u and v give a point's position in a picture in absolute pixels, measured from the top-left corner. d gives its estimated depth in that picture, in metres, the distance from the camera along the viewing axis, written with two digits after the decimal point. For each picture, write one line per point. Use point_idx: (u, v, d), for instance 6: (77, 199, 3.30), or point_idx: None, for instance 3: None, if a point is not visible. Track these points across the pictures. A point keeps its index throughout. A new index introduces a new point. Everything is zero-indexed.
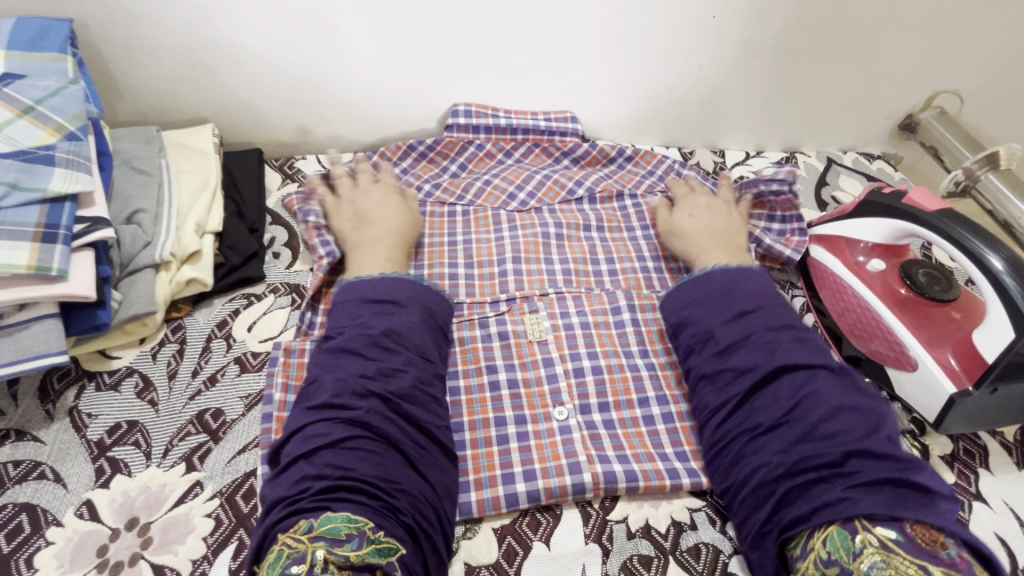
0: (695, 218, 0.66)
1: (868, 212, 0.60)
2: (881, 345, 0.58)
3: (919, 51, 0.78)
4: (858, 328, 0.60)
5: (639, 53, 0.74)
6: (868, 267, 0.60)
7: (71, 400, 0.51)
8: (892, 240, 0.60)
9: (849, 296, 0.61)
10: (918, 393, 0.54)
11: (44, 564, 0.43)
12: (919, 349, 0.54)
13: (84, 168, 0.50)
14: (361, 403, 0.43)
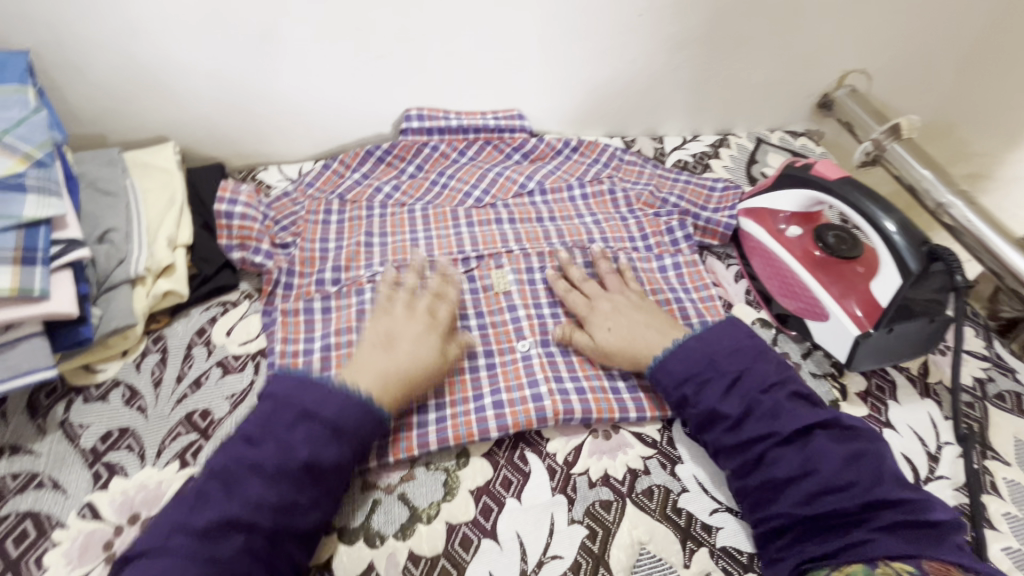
0: (614, 328, 0.60)
1: (787, 185, 0.68)
2: (801, 302, 0.65)
3: (826, 37, 0.86)
4: (783, 288, 0.67)
5: (577, 52, 0.80)
6: (788, 233, 0.68)
7: (60, 413, 0.54)
8: (807, 208, 0.68)
9: (774, 260, 0.68)
10: (832, 340, 0.62)
11: (53, 563, 0.46)
12: (831, 301, 0.62)
13: (54, 194, 0.53)
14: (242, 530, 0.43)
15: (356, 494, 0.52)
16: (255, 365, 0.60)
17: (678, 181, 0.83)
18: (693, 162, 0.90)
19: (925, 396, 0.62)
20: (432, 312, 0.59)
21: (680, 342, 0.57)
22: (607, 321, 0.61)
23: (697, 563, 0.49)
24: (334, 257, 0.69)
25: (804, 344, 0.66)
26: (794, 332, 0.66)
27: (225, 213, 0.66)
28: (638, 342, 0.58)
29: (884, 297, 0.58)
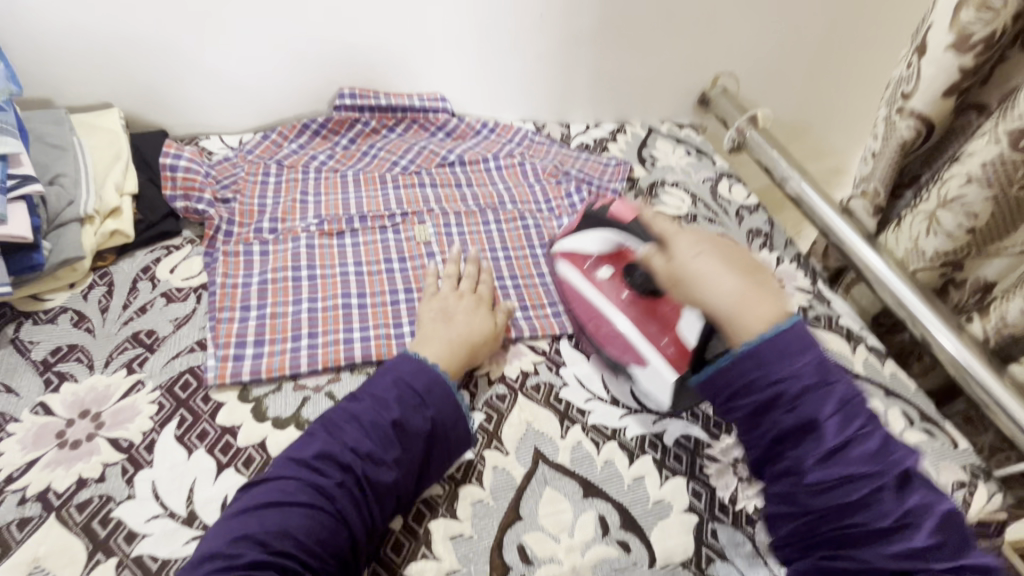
0: (705, 270, 0.51)
1: (591, 227, 0.73)
2: (616, 351, 0.66)
3: (695, 43, 1.06)
4: (601, 335, 0.68)
5: (489, 43, 0.94)
6: (600, 276, 0.70)
7: (11, 332, 0.60)
8: (614, 250, 0.70)
9: (586, 305, 0.69)
10: (652, 382, 0.64)
11: (9, 448, 0.52)
12: (647, 347, 0.64)
13: (13, 135, 0.61)
14: (336, 476, 0.49)
15: (287, 394, 0.60)
16: (197, 296, 0.67)
17: (579, 158, 0.98)
18: (593, 145, 1.05)
19: None
20: (475, 291, 0.70)
21: (781, 326, 0.46)
22: (681, 241, 0.55)
23: (570, 435, 0.61)
24: (271, 210, 0.78)
25: (625, 382, 0.66)
26: (609, 373, 0.67)
27: (170, 166, 0.74)
28: (708, 286, 0.51)
29: (692, 336, 0.61)
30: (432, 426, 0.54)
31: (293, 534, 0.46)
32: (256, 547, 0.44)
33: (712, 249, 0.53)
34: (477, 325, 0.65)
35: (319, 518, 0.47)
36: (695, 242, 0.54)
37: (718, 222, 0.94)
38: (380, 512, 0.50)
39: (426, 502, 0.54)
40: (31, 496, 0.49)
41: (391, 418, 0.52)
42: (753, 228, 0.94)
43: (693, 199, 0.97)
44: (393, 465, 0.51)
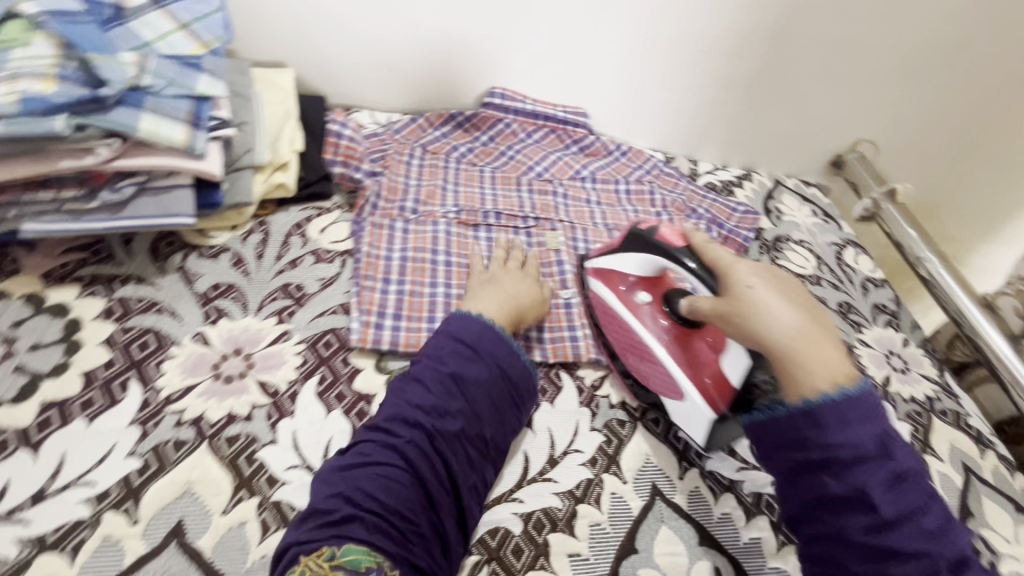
0: (755, 290, 0.51)
1: (631, 247, 0.65)
2: (645, 365, 0.63)
3: (846, 104, 1.02)
4: (627, 347, 0.65)
5: (646, 68, 0.94)
6: (636, 300, 0.65)
7: (178, 261, 0.63)
8: (653, 273, 0.65)
9: (630, 334, 0.64)
10: (688, 421, 0.60)
11: (170, 370, 0.54)
12: (684, 380, 0.60)
13: (220, 78, 0.62)
14: (405, 433, 0.50)
15: None
16: (342, 261, 0.69)
17: (707, 197, 0.97)
18: (719, 186, 1.04)
19: (885, 399, 0.75)
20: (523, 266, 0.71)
21: (850, 392, 0.46)
22: (750, 279, 0.52)
23: (688, 478, 0.59)
24: (414, 190, 0.80)
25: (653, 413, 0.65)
26: (639, 394, 0.65)
27: (336, 132, 0.77)
28: (775, 318, 0.49)
29: (733, 374, 0.56)
30: (494, 372, 0.56)
31: (379, 493, 0.46)
32: (346, 503, 0.46)
33: (773, 285, 0.51)
34: (524, 289, 0.67)
35: (393, 471, 0.48)
36: (759, 274, 0.52)
37: (843, 289, 0.90)
38: (459, 462, 0.51)
39: (546, 514, 0.54)
40: (187, 420, 0.51)
41: (449, 370, 0.54)
42: (878, 302, 0.90)
43: (818, 260, 0.94)
44: (455, 416, 0.52)
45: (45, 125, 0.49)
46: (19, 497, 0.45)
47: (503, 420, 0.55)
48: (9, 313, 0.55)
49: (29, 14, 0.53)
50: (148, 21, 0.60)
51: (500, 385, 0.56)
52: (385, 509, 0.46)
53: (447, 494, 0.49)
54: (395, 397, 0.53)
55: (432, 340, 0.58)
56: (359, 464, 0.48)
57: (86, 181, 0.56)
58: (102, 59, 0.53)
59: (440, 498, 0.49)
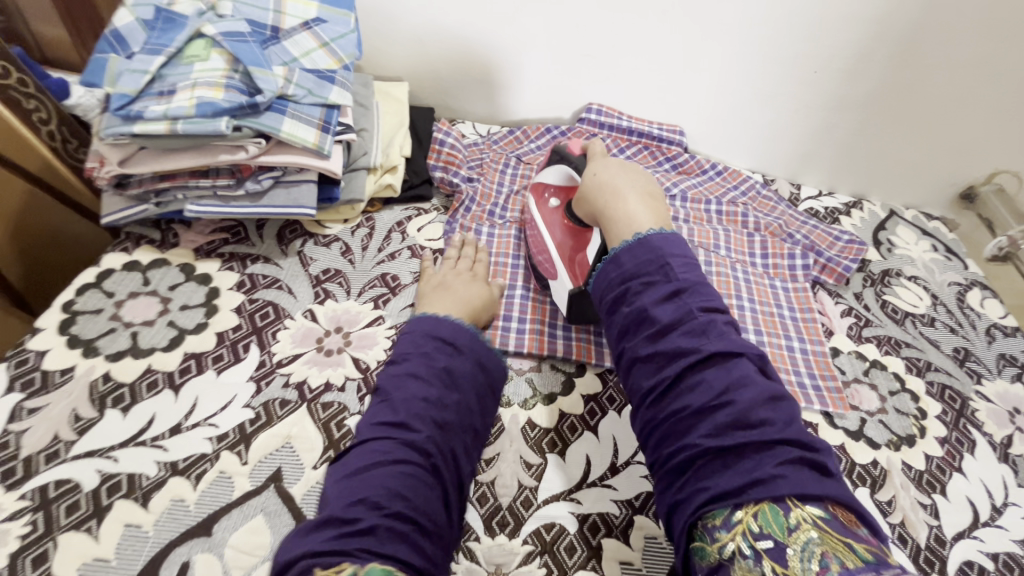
0: (600, 175, 0.65)
1: (552, 160, 0.76)
2: (540, 258, 0.72)
3: (983, 130, 0.91)
4: (536, 246, 0.73)
5: (749, 89, 0.91)
6: (549, 205, 0.75)
7: (298, 245, 0.73)
8: (566, 182, 0.74)
9: (537, 227, 0.73)
10: (558, 295, 0.69)
11: (283, 339, 0.63)
12: (558, 263, 0.69)
13: (348, 89, 0.71)
14: (420, 429, 0.49)
15: None
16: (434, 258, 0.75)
17: (807, 223, 0.91)
18: (823, 213, 0.98)
19: (1003, 462, 0.66)
20: (472, 270, 0.71)
21: (641, 237, 0.55)
22: (600, 169, 0.66)
23: None
24: (504, 197, 0.85)
25: (569, 365, 0.67)
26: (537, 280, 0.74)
27: (440, 140, 0.85)
28: (610, 192, 0.62)
29: (592, 255, 0.65)
30: (476, 364, 0.56)
31: (405, 491, 0.44)
32: (369, 508, 0.42)
33: (616, 170, 0.64)
34: (477, 294, 0.66)
35: (415, 469, 0.46)
36: (615, 167, 0.66)
37: (960, 333, 0.81)
38: (462, 451, 0.51)
39: (602, 517, 0.55)
40: (292, 383, 0.59)
41: (441, 362, 0.53)
42: (1006, 353, 0.80)
43: (933, 299, 0.85)
44: (455, 407, 0.52)
45: (213, 125, 0.60)
46: (161, 427, 0.54)
47: (485, 406, 0.55)
48: (167, 278, 0.67)
49: (211, 35, 0.64)
50: (297, 40, 0.70)
51: (479, 377, 0.55)
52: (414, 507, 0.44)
53: (456, 482, 0.49)
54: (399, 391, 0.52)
55: (418, 328, 0.57)
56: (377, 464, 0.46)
57: (236, 173, 0.66)
58: (261, 72, 0.63)
59: (450, 492, 0.48)
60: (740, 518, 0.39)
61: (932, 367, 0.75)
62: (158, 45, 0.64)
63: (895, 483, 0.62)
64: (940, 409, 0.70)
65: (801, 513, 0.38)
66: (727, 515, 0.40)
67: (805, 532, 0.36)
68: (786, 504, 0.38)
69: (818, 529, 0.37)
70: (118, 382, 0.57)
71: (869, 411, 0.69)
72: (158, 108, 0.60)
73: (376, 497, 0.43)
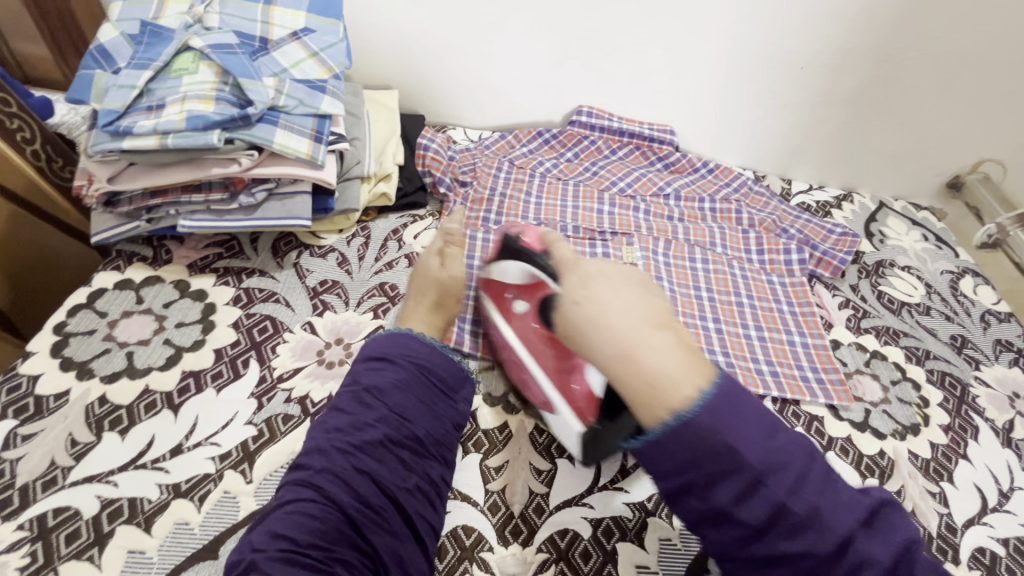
0: (610, 313, 0.44)
1: (502, 254, 0.63)
2: (524, 379, 0.60)
3: (967, 119, 0.93)
4: (517, 372, 0.61)
5: (738, 87, 0.92)
6: (516, 309, 0.63)
7: (294, 257, 0.72)
8: (527, 281, 0.61)
9: (511, 352, 0.61)
10: (561, 430, 0.57)
11: (283, 353, 0.62)
12: (548, 387, 0.57)
13: (340, 99, 0.70)
14: (315, 464, 0.47)
15: (498, 375, 0.65)
16: None
17: (800, 218, 0.91)
18: (815, 207, 0.99)
19: (1006, 446, 0.67)
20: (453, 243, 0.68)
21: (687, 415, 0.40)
22: (587, 285, 0.48)
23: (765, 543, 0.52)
24: (498, 201, 0.84)
25: None
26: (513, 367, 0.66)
27: (424, 146, 0.83)
28: (615, 332, 0.43)
29: (598, 387, 0.54)
30: (415, 373, 0.55)
31: (288, 530, 0.43)
32: (252, 550, 0.42)
33: (627, 313, 0.44)
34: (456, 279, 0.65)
35: (309, 507, 0.45)
36: (611, 289, 0.47)
37: (955, 321, 0.82)
38: (385, 471, 0.49)
39: (615, 521, 0.54)
40: (294, 398, 0.58)
41: (361, 384, 0.53)
42: (1001, 338, 0.80)
43: (927, 288, 0.86)
44: (375, 426, 0.50)
45: (204, 138, 0.59)
46: (162, 449, 0.53)
47: (434, 412, 0.54)
48: (161, 295, 0.65)
49: (199, 48, 0.64)
50: (286, 51, 0.69)
51: (421, 383, 0.55)
52: (327, 537, 0.44)
53: (382, 502, 0.47)
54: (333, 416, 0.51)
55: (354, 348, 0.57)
56: (284, 504, 0.45)
57: (229, 187, 0.65)
58: (251, 83, 0.63)
59: (366, 516, 0.46)
60: None
61: (932, 355, 0.76)
62: (145, 60, 0.63)
63: (903, 473, 0.63)
64: (942, 397, 0.71)
65: None
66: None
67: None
68: None
69: None
70: (115, 404, 0.56)
71: (873, 402, 0.69)
72: (147, 123, 0.59)
73: (260, 540, 0.43)
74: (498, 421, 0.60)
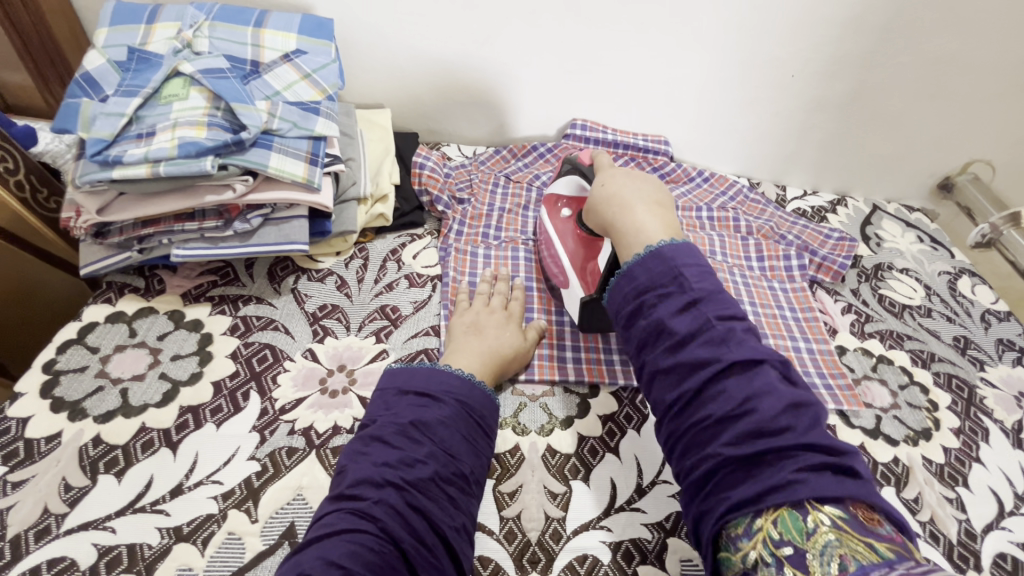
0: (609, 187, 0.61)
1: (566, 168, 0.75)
2: (553, 263, 0.72)
3: (956, 121, 0.94)
4: (550, 262, 0.73)
5: (730, 97, 0.93)
6: (561, 215, 0.74)
7: (291, 282, 0.70)
8: (578, 193, 0.73)
9: (549, 240, 0.73)
10: (571, 303, 0.68)
11: (284, 382, 0.60)
12: (568, 265, 0.69)
13: (334, 120, 0.69)
14: (373, 495, 0.45)
15: (506, 396, 0.63)
16: (432, 285, 0.73)
17: (798, 224, 0.91)
18: (810, 213, 0.99)
19: (1017, 447, 0.67)
20: (505, 308, 0.68)
21: (654, 249, 0.52)
22: (606, 178, 0.63)
23: None
24: (497, 217, 0.83)
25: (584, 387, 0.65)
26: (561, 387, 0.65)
27: (419, 164, 0.82)
28: (626, 208, 0.57)
29: (603, 263, 0.63)
30: (458, 408, 0.52)
31: (344, 560, 0.40)
32: None
33: (623, 180, 0.61)
34: (508, 341, 0.63)
35: (365, 537, 0.42)
36: (621, 174, 0.63)
37: (957, 322, 0.82)
38: (439, 508, 0.46)
39: (635, 544, 0.53)
40: (298, 429, 0.56)
41: (407, 418, 0.50)
42: (1003, 338, 0.81)
43: (926, 290, 0.86)
44: (425, 463, 0.47)
45: (198, 165, 0.57)
46: (161, 490, 0.51)
47: (476, 450, 0.51)
48: (155, 327, 0.63)
49: (189, 73, 0.62)
50: (278, 73, 0.68)
51: (465, 420, 0.52)
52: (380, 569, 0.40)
53: (433, 540, 0.44)
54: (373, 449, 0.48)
55: (388, 381, 0.54)
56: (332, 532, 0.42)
57: (224, 214, 0.64)
58: (244, 107, 0.61)
59: (419, 552, 0.43)
60: (761, 526, 0.38)
61: (936, 358, 0.76)
62: (133, 87, 0.61)
63: (919, 479, 0.62)
64: (951, 400, 0.71)
65: (820, 515, 0.37)
66: (748, 523, 0.39)
67: (823, 535, 0.35)
68: (805, 509, 0.37)
69: (838, 531, 0.36)
70: (110, 444, 0.53)
71: (882, 407, 0.69)
72: (137, 151, 0.57)
73: (310, 568, 0.39)
74: (508, 444, 0.59)
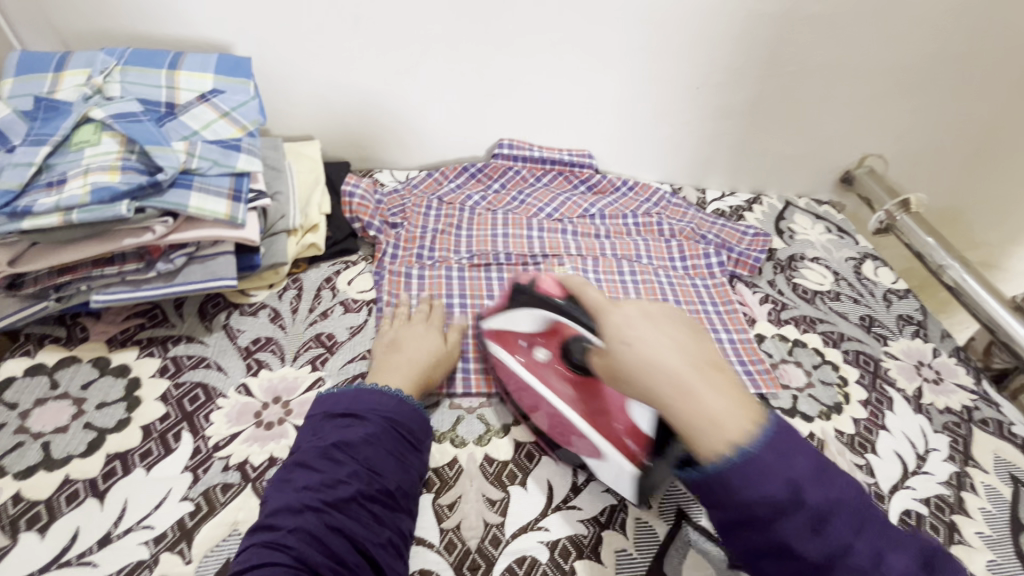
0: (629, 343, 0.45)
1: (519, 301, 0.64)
2: (544, 419, 0.61)
3: (848, 120, 1.03)
4: (555, 427, 0.61)
5: (643, 109, 0.99)
6: (535, 356, 0.63)
7: (223, 319, 0.70)
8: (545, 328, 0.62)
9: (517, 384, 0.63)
10: (608, 474, 0.57)
11: (217, 419, 0.59)
12: (584, 423, 0.59)
13: (256, 155, 0.69)
14: (287, 524, 0.46)
15: (444, 411, 0.65)
16: (368, 309, 0.74)
17: (716, 223, 0.97)
18: (728, 212, 1.06)
19: (918, 412, 0.73)
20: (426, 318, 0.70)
21: (738, 455, 0.40)
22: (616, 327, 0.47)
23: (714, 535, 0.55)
24: (430, 237, 0.85)
25: None
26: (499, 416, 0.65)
27: (349, 192, 0.83)
28: (659, 374, 0.43)
29: (648, 426, 0.54)
30: (383, 425, 0.54)
31: None
32: None
33: (649, 328, 0.46)
34: (432, 351, 0.65)
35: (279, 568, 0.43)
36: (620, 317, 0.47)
37: (862, 303, 0.89)
38: (360, 526, 0.47)
39: (572, 540, 0.55)
40: (233, 465, 0.56)
41: (327, 440, 0.51)
42: (903, 313, 0.88)
43: (835, 276, 0.94)
44: (344, 483, 0.49)
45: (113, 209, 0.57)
46: (88, 541, 0.50)
47: (406, 466, 0.53)
48: (79, 376, 0.62)
49: (100, 119, 0.63)
50: (196, 113, 0.69)
51: (391, 436, 0.53)
52: None
53: (353, 559, 0.46)
54: (294, 475, 0.49)
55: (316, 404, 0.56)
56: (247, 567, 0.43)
57: (145, 255, 0.64)
58: (159, 149, 0.62)
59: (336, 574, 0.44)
60: None
61: (845, 337, 0.83)
62: (41, 136, 0.61)
63: (832, 451, 0.67)
64: (859, 374, 0.77)
65: None
66: None
67: None
68: None
69: None
70: (32, 500, 0.52)
71: (798, 387, 0.74)
72: (48, 200, 0.57)
73: None
74: (447, 458, 0.60)
